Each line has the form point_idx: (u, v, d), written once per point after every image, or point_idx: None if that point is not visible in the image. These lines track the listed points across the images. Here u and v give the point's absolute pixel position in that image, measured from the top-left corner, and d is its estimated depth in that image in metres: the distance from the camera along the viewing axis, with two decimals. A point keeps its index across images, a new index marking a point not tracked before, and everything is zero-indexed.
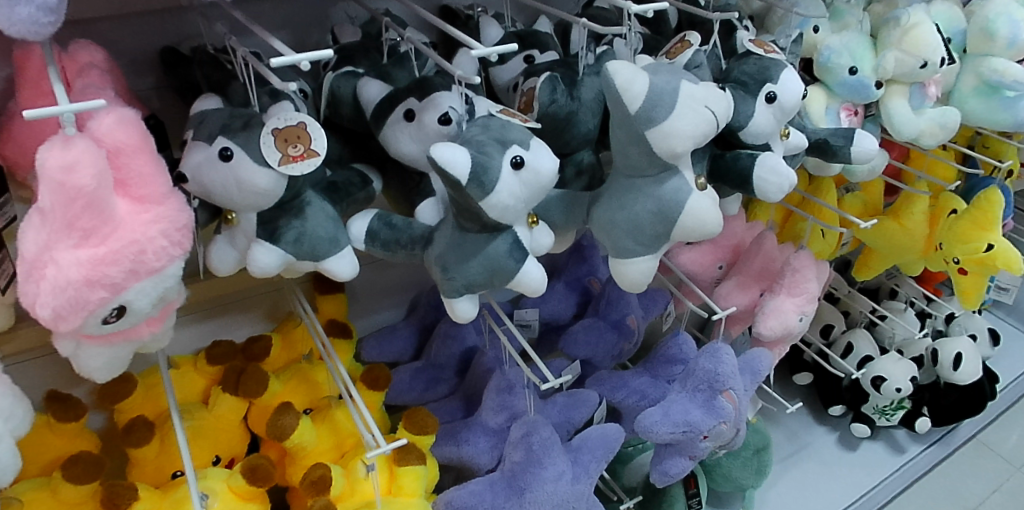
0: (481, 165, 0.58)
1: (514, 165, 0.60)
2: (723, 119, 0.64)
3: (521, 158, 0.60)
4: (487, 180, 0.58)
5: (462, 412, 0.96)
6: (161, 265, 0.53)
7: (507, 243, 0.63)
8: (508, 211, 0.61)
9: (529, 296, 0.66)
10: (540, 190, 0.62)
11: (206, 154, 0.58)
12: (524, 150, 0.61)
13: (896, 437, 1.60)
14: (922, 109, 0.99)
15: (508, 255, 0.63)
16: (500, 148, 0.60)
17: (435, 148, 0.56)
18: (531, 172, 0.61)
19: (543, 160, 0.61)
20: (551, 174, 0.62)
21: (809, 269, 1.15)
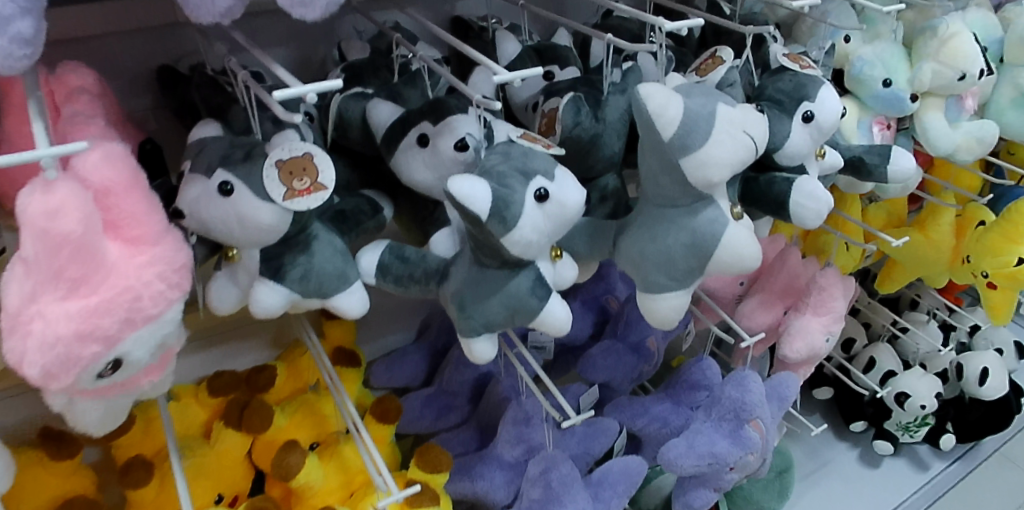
0: (502, 199, 0.53)
1: (539, 199, 0.55)
2: (761, 144, 0.60)
3: (545, 190, 0.56)
4: (508, 215, 0.54)
5: (477, 442, 0.92)
6: (159, 310, 0.47)
7: (529, 279, 0.59)
8: (531, 247, 0.56)
9: (552, 335, 0.61)
10: (565, 223, 0.58)
11: (204, 187, 0.53)
12: (549, 182, 0.56)
13: (919, 452, 1.55)
14: (959, 122, 0.94)
15: (531, 293, 0.59)
16: (524, 180, 0.55)
17: (451, 181, 0.52)
18: (556, 204, 0.56)
19: (569, 192, 0.57)
20: (578, 205, 0.57)
21: (837, 287, 1.10)
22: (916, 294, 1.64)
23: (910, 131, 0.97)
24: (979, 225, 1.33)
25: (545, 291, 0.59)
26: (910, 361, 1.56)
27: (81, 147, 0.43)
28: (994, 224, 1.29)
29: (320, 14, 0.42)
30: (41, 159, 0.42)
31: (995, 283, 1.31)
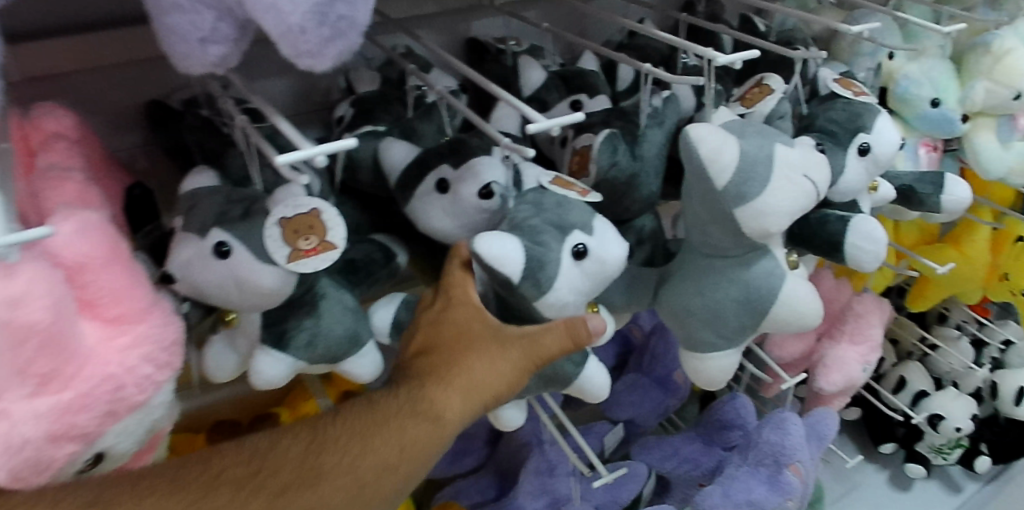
0: (536, 259, 0.49)
1: (577, 255, 0.51)
2: (823, 190, 0.54)
3: (584, 246, 0.51)
4: (543, 277, 0.50)
5: (495, 490, 0.85)
6: (145, 396, 0.42)
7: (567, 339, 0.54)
8: (568, 307, 0.52)
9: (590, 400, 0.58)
10: (604, 281, 0.53)
11: (198, 248, 0.47)
12: (589, 236, 0.52)
13: (952, 474, 1.48)
14: (1011, 142, 0.87)
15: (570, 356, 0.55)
16: (559, 236, 0.51)
17: (478, 240, 0.47)
18: (596, 259, 0.52)
19: (611, 247, 0.52)
20: (619, 262, 0.53)
21: (874, 315, 1.04)
22: (943, 306, 1.54)
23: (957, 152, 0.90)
24: (1017, 242, 1.27)
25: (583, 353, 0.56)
26: (941, 381, 1.48)
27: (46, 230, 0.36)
28: None
29: (330, 64, 0.36)
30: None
31: None
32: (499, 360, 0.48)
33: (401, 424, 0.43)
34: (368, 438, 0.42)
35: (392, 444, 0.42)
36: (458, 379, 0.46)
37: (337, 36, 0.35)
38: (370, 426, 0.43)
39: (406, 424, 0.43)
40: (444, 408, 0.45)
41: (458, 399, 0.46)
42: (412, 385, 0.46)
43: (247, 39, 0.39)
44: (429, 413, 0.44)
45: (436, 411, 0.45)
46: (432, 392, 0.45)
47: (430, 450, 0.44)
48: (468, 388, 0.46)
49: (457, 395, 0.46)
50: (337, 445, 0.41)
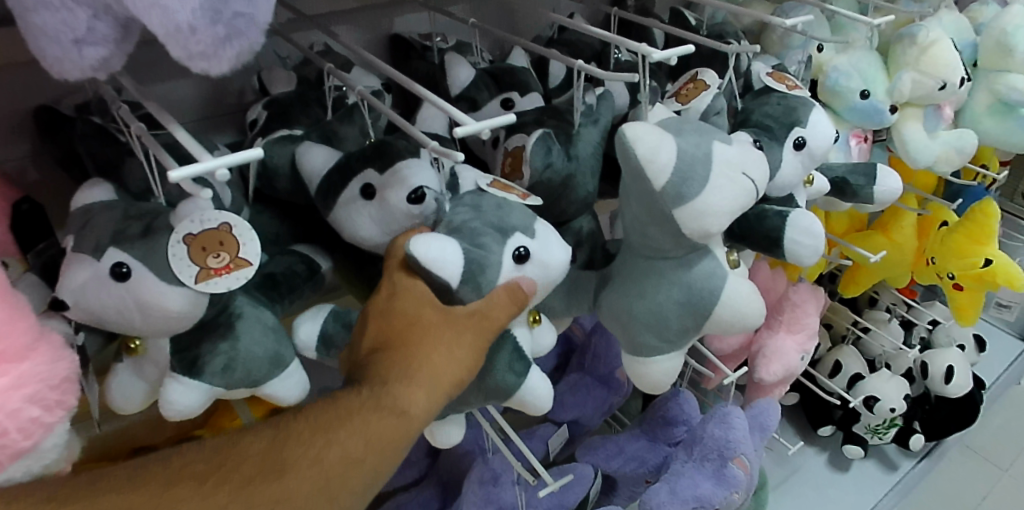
0: (476, 262, 0.47)
1: (519, 258, 0.48)
2: (762, 186, 0.52)
3: (523, 249, 0.49)
4: (484, 281, 0.47)
5: (439, 501, 0.83)
6: (32, 442, 0.37)
7: (508, 348, 0.52)
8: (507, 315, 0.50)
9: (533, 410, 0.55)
10: (546, 286, 0.51)
11: (93, 271, 0.42)
12: (530, 240, 0.49)
13: (887, 452, 1.54)
14: (937, 131, 0.89)
15: (515, 360, 0.52)
16: (501, 240, 0.48)
17: (417, 241, 0.44)
18: (538, 263, 0.49)
19: (553, 250, 0.50)
20: (562, 267, 0.51)
21: (810, 303, 1.05)
22: (874, 291, 1.60)
23: (886, 142, 0.92)
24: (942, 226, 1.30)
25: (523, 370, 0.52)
26: (874, 361, 1.52)
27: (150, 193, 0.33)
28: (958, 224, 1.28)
29: (229, 67, 0.32)
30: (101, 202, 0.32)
31: (961, 284, 1.29)
32: (461, 343, 0.43)
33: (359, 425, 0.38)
34: (321, 441, 0.37)
35: (350, 442, 0.38)
36: (419, 369, 0.41)
37: (234, 36, 0.31)
38: (328, 421, 0.38)
39: (364, 421, 0.38)
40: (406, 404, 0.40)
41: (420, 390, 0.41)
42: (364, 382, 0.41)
43: (132, 39, 0.34)
44: (391, 408, 0.39)
45: (398, 406, 0.39)
46: (394, 386, 0.40)
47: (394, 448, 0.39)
48: (432, 377, 0.41)
49: (421, 388, 0.41)
50: (288, 452, 0.36)
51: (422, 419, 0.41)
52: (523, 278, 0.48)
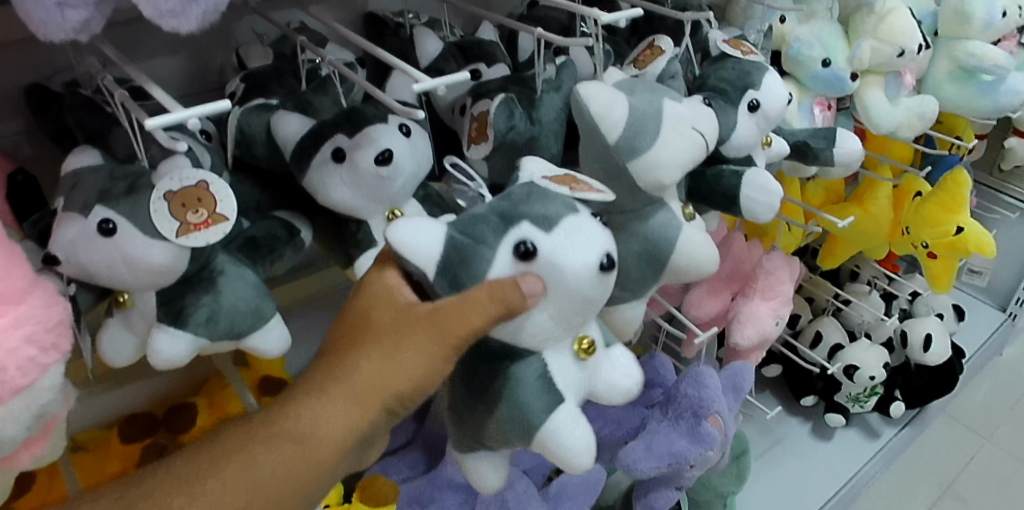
0: (463, 253, 0.46)
1: (522, 254, 0.46)
2: (712, 140, 0.56)
3: (528, 245, 0.47)
4: (463, 273, 0.46)
5: (425, 464, 0.86)
6: (30, 379, 0.41)
7: (530, 377, 0.51)
8: (523, 327, 0.49)
9: (568, 468, 0.51)
10: (565, 291, 0.47)
11: (81, 228, 0.45)
12: (542, 235, 0.47)
13: (870, 421, 1.57)
14: (898, 98, 0.92)
15: (539, 390, 0.51)
16: (500, 238, 0.47)
17: (396, 222, 0.46)
18: (544, 258, 0.46)
19: (569, 250, 0.47)
20: (580, 271, 0.47)
21: (783, 271, 1.08)
22: (855, 265, 1.63)
23: (851, 110, 0.95)
24: (916, 197, 1.34)
25: (553, 401, 0.51)
26: (856, 332, 1.55)
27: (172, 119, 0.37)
28: (931, 193, 1.31)
29: (197, 26, 0.35)
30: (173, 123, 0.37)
31: (935, 252, 1.32)
32: (397, 362, 0.43)
33: (273, 449, 0.42)
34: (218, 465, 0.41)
35: (243, 467, 0.41)
36: (343, 385, 0.43)
37: None
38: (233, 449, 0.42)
39: (264, 447, 0.42)
40: (324, 428, 0.43)
41: (343, 414, 0.43)
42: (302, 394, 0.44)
43: (109, 4, 0.38)
44: (297, 432, 0.42)
45: (302, 433, 0.42)
46: (308, 410, 0.43)
47: (290, 479, 0.41)
48: (351, 396, 0.43)
49: (335, 408, 0.43)
50: (189, 472, 0.41)
51: (332, 444, 0.42)
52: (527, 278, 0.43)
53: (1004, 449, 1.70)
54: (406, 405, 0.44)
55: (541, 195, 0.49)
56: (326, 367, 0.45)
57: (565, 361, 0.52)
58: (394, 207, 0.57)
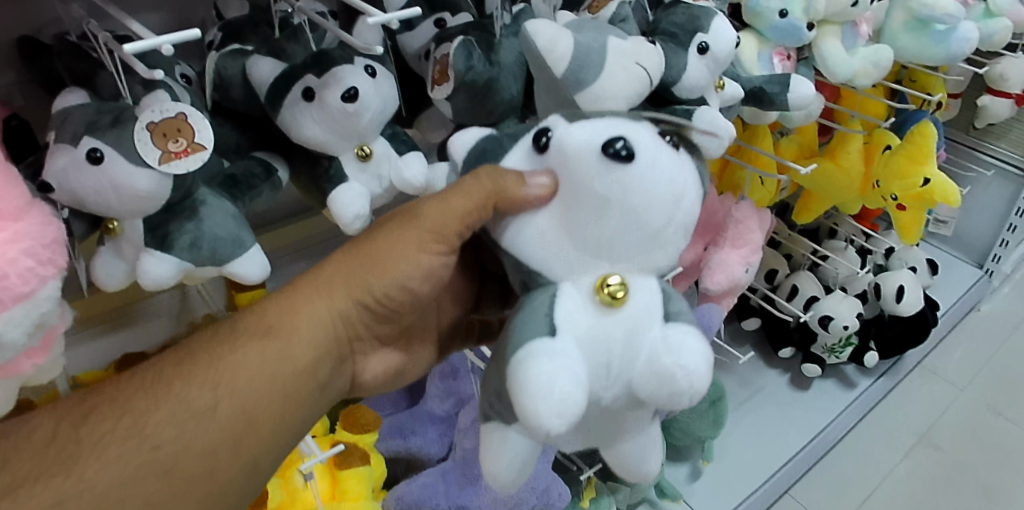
0: (489, 152, 0.52)
1: (538, 145, 0.48)
2: (655, 75, 0.61)
3: (548, 136, 0.49)
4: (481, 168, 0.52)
5: (407, 401, 0.91)
6: (30, 288, 0.45)
7: (541, 303, 0.46)
8: (531, 226, 0.48)
9: (538, 422, 0.40)
10: (576, 182, 0.46)
11: (72, 157, 0.50)
12: (563, 126, 0.48)
13: (845, 372, 1.63)
14: (855, 48, 0.97)
15: (542, 314, 0.45)
16: (526, 136, 0.51)
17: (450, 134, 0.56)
18: (553, 145, 0.47)
19: (578, 133, 0.47)
20: (588, 156, 0.45)
21: (752, 220, 1.13)
22: (833, 223, 1.68)
23: (810, 61, 0.99)
24: (886, 150, 1.35)
25: (544, 331, 0.44)
26: (832, 286, 1.60)
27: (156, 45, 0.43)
28: (899, 146, 1.33)
29: None
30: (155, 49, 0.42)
31: (904, 204, 1.36)
32: (373, 255, 0.53)
33: (255, 341, 0.49)
34: (203, 359, 0.48)
35: (226, 355, 0.48)
36: (325, 283, 0.53)
37: None
38: (216, 341, 0.49)
39: (244, 340, 0.49)
40: (304, 321, 0.52)
41: (320, 306, 0.53)
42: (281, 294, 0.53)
43: None
44: (277, 322, 0.51)
45: (282, 323, 0.51)
46: (289, 305, 0.52)
47: (269, 362, 0.49)
48: (328, 288, 0.53)
49: (312, 302, 0.53)
50: (172, 365, 0.47)
51: (303, 328, 0.52)
52: (536, 174, 0.47)
53: (982, 402, 1.68)
54: (380, 298, 0.54)
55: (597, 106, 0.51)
56: (305, 273, 0.54)
57: (580, 297, 0.46)
58: (363, 143, 0.63)
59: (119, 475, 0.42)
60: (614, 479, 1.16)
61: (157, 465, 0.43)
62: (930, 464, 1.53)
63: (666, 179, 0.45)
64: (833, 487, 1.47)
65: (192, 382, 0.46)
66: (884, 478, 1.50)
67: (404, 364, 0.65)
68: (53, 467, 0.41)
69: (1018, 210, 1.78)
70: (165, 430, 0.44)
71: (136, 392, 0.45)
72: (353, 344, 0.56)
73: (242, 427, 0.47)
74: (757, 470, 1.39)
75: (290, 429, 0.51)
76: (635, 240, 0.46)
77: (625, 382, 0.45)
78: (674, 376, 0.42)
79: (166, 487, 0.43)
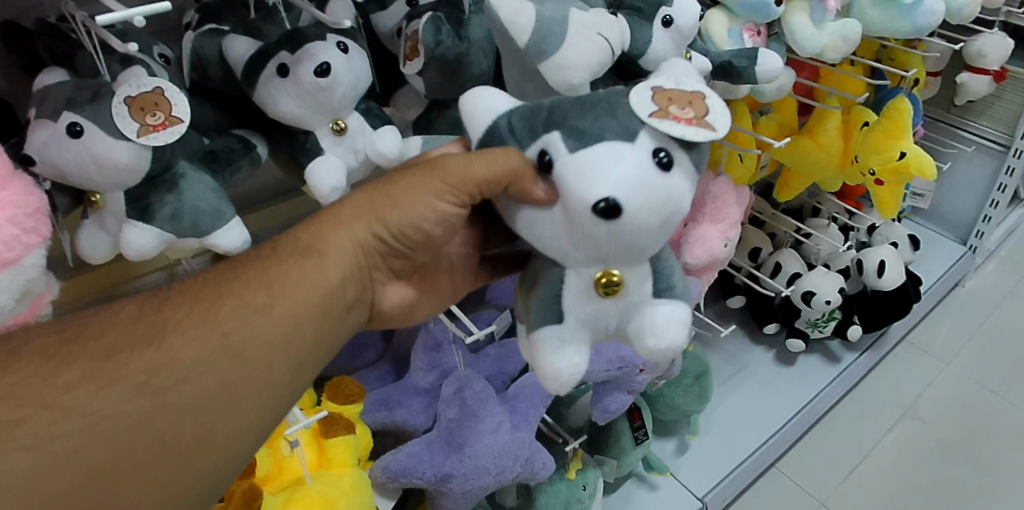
0: (494, 133, 0.54)
1: (540, 164, 0.51)
2: (618, 45, 0.63)
3: (550, 158, 0.51)
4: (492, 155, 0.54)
5: (393, 375, 0.94)
6: (16, 255, 0.48)
7: (547, 291, 0.54)
8: (537, 222, 0.51)
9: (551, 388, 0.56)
10: (569, 218, 0.50)
11: (53, 131, 0.52)
12: (564, 153, 0.50)
13: (830, 347, 1.65)
14: (824, 23, 0.99)
15: (549, 303, 0.54)
16: (530, 142, 0.52)
17: (467, 97, 0.55)
18: (556, 171, 0.50)
19: (574, 168, 0.49)
20: (574, 197, 0.49)
21: (729, 195, 1.13)
22: (816, 201, 1.71)
23: (780, 37, 1.01)
24: (863, 126, 1.36)
25: (553, 319, 0.54)
26: (814, 263, 1.63)
27: (130, 18, 0.46)
28: (876, 123, 1.34)
29: None
30: (129, 21, 0.46)
31: (882, 179, 1.38)
32: (391, 190, 0.54)
33: (297, 256, 0.53)
34: (253, 268, 0.51)
35: (272, 268, 0.51)
36: (355, 209, 0.56)
37: None
38: (263, 255, 0.53)
39: (289, 255, 0.53)
40: (335, 244, 0.54)
41: (343, 235, 0.55)
42: (309, 225, 0.56)
43: None
44: (313, 244, 0.54)
45: (319, 243, 0.54)
46: (322, 231, 0.55)
47: (312, 274, 0.52)
48: (358, 216, 0.55)
49: (343, 229, 0.55)
50: (227, 272, 0.51)
51: (334, 249, 0.54)
52: (538, 186, 0.50)
53: (967, 376, 1.68)
54: (397, 233, 0.55)
55: (601, 111, 0.50)
56: (327, 209, 0.57)
57: (582, 288, 0.53)
58: (338, 118, 0.65)
59: (197, 350, 0.46)
60: (601, 452, 1.17)
61: (228, 348, 0.47)
62: (914, 436, 1.55)
63: (654, 216, 0.49)
64: (817, 460, 1.50)
65: (251, 285, 0.50)
66: (868, 450, 1.52)
67: (420, 298, 0.66)
68: (141, 340, 0.45)
69: (1000, 187, 1.78)
70: (234, 317, 0.48)
71: (204, 289, 0.49)
72: (374, 274, 0.58)
73: (293, 328, 0.50)
74: (742, 444, 1.41)
75: (330, 343, 0.54)
76: (627, 253, 0.51)
77: (623, 333, 0.56)
78: (653, 351, 0.53)
79: (235, 369, 0.47)
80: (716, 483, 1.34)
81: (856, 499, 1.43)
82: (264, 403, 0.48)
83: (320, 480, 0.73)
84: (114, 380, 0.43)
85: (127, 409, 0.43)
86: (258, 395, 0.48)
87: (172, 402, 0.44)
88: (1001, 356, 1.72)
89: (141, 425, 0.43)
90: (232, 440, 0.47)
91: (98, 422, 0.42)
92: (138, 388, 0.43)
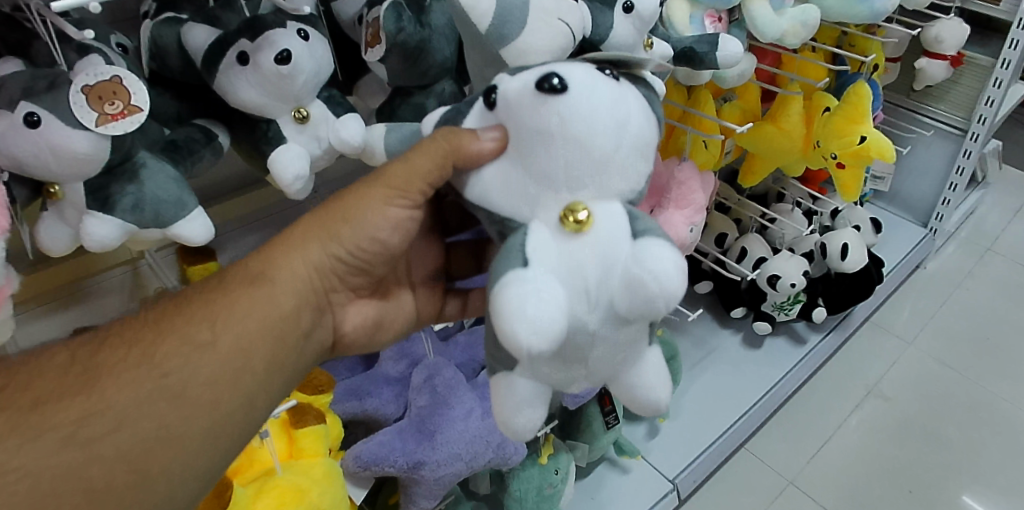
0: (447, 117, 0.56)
1: (489, 101, 0.52)
2: (579, 30, 0.62)
3: (496, 91, 0.52)
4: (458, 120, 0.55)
5: (363, 366, 0.94)
6: None
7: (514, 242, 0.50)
8: (494, 177, 0.52)
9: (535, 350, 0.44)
10: (528, 125, 0.49)
11: (9, 121, 0.51)
12: (507, 79, 0.52)
13: (796, 328, 1.69)
14: (783, 9, 1.01)
15: (517, 248, 0.49)
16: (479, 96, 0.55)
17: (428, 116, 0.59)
18: (500, 93, 0.51)
19: (523, 77, 0.50)
20: (523, 88, 0.49)
21: (694, 181, 1.14)
22: (781, 187, 1.75)
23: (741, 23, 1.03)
24: (826, 111, 1.39)
25: (518, 263, 0.47)
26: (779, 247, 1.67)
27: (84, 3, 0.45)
28: (839, 108, 1.36)
29: None
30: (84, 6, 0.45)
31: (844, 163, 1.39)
32: (341, 208, 0.57)
33: (243, 288, 0.53)
34: (194, 305, 0.52)
35: (212, 304, 0.52)
36: (300, 235, 0.57)
37: None
38: (207, 289, 0.53)
39: (234, 288, 0.53)
40: (283, 272, 0.55)
41: (295, 260, 0.56)
42: (257, 252, 0.57)
43: None
44: (259, 273, 0.55)
45: (263, 273, 0.55)
46: (268, 259, 0.56)
47: (257, 304, 0.53)
48: (303, 242, 0.57)
49: (289, 257, 0.56)
50: (166, 311, 0.51)
51: (278, 277, 0.55)
52: (486, 130, 0.51)
53: (930, 355, 1.73)
54: (351, 250, 0.57)
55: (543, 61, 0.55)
56: (280, 234, 0.58)
57: (551, 234, 0.49)
58: (300, 106, 0.65)
59: (133, 395, 0.46)
60: (573, 437, 1.20)
61: (166, 390, 0.48)
62: (879, 415, 1.59)
63: (608, 100, 0.49)
64: (786, 441, 1.53)
65: (192, 322, 0.51)
66: (835, 429, 1.56)
67: (383, 315, 0.68)
68: (73, 388, 0.46)
69: (958, 169, 1.82)
70: (173, 358, 0.48)
71: (142, 330, 0.50)
72: (329, 295, 0.60)
73: (238, 365, 0.51)
74: (711, 431, 1.43)
75: (281, 372, 0.55)
76: (587, 166, 0.49)
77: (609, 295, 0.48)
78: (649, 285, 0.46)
79: (174, 411, 0.47)
80: (687, 464, 1.37)
81: (824, 477, 1.47)
82: (206, 444, 0.49)
83: (291, 470, 0.72)
84: (42, 432, 0.43)
85: (52, 463, 0.43)
86: (200, 438, 0.49)
87: (102, 452, 0.45)
88: (959, 334, 1.78)
89: (68, 477, 0.43)
90: (176, 482, 0.48)
91: (21, 478, 0.42)
92: (65, 440, 0.44)
